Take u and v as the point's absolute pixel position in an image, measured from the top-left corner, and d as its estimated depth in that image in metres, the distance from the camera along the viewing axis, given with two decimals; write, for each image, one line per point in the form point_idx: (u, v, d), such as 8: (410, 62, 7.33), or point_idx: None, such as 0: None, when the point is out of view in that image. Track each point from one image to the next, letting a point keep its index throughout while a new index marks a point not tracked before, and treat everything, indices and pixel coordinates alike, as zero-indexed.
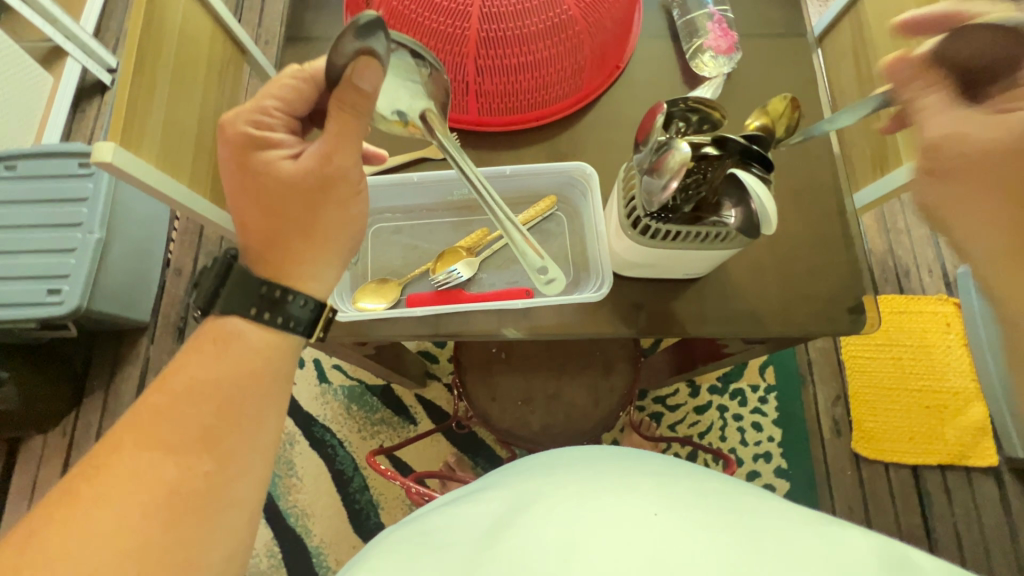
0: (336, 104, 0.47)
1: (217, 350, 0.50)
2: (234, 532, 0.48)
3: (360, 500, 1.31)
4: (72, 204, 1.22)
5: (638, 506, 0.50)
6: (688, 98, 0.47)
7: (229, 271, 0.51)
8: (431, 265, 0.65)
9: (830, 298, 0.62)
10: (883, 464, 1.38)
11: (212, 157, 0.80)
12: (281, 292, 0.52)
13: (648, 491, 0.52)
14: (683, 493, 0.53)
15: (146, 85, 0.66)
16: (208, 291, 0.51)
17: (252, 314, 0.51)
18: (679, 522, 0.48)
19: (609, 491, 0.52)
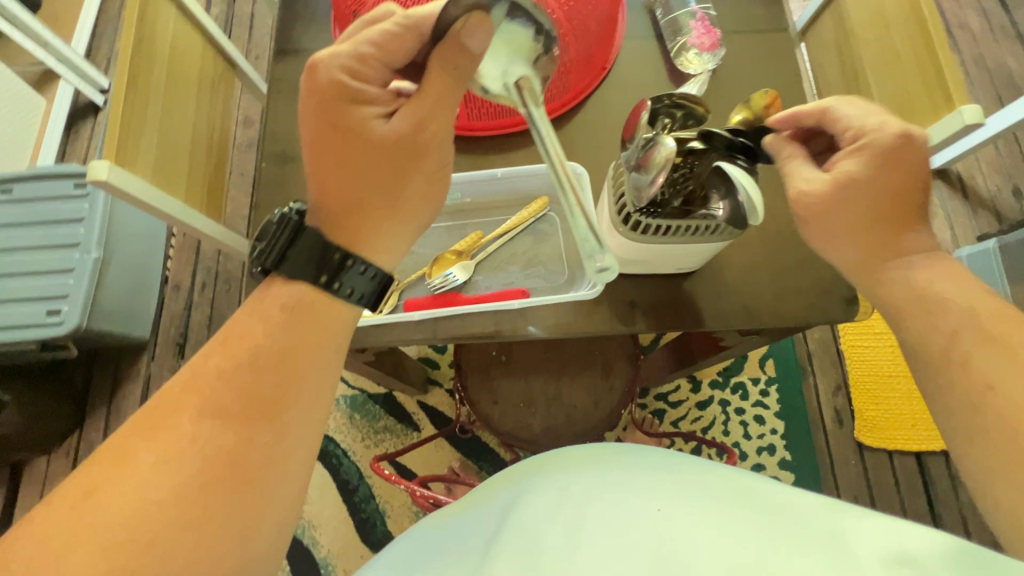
0: (441, 63, 0.46)
1: (285, 317, 0.47)
2: (276, 526, 0.44)
3: (366, 509, 1.31)
4: (69, 225, 1.23)
5: (639, 503, 0.49)
6: (672, 93, 0.47)
7: (299, 232, 0.48)
8: (426, 270, 0.66)
9: (823, 287, 0.63)
10: (887, 452, 1.38)
11: (206, 172, 0.81)
12: (348, 258, 0.49)
13: (650, 484, 0.51)
14: (686, 481, 0.52)
15: (139, 103, 0.66)
16: (273, 249, 0.48)
17: (315, 279, 0.48)
18: (681, 518, 0.47)
19: (610, 490, 0.51)
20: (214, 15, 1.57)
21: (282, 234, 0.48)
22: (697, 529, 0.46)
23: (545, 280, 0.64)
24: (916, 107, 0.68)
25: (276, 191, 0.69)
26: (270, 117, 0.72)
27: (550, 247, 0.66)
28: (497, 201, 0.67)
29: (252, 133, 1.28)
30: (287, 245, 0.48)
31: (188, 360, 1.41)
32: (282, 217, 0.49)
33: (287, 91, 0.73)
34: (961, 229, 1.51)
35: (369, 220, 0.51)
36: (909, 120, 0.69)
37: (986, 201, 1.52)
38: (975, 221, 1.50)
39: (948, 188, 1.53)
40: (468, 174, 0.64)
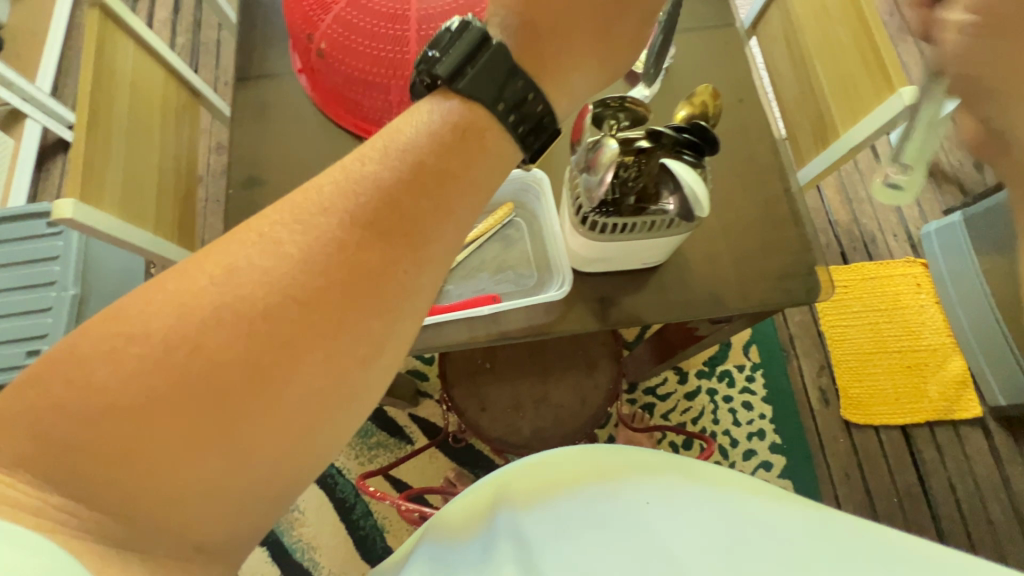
0: None
1: (455, 142, 0.38)
2: None
3: (364, 526, 1.31)
4: (44, 264, 1.22)
5: (634, 506, 0.47)
6: (615, 96, 0.49)
7: (484, 47, 0.40)
8: None
9: (785, 270, 0.65)
10: (873, 427, 1.41)
11: (176, 201, 0.81)
12: (529, 92, 0.41)
13: (642, 482, 0.49)
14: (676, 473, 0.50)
15: (101, 138, 0.67)
16: (455, 61, 0.39)
17: (497, 106, 0.40)
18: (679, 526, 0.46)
19: (604, 494, 0.48)
20: (180, 44, 1.58)
21: (458, 51, 0.40)
22: (698, 536, 0.45)
23: (514, 284, 0.66)
24: (860, 92, 0.70)
25: (246, 216, 0.69)
26: (235, 142, 0.73)
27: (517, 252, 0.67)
28: None
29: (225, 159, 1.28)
30: (465, 61, 0.40)
31: None
32: (459, 27, 0.40)
33: (251, 116, 0.74)
34: (927, 205, 1.55)
35: (550, 44, 0.43)
36: (856, 105, 0.71)
37: (949, 175, 1.57)
38: (940, 196, 1.55)
39: None
40: None
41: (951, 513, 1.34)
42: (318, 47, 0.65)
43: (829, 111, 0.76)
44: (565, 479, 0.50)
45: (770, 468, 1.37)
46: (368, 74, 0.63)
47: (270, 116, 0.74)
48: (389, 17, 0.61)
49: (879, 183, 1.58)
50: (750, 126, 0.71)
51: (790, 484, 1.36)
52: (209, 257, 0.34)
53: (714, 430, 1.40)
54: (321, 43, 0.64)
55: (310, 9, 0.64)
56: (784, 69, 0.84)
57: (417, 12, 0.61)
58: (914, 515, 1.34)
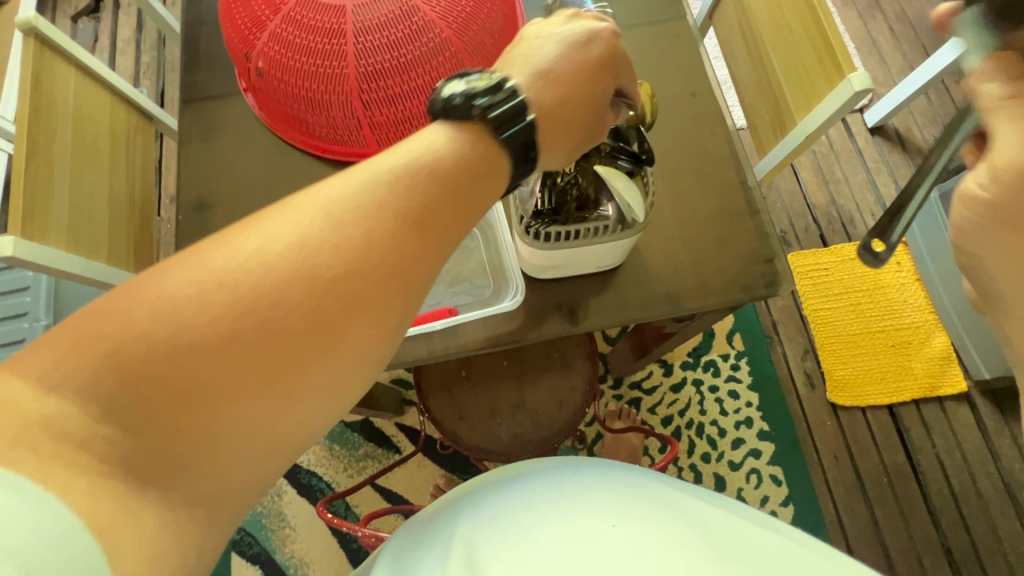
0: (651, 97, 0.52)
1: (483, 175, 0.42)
2: None
3: (356, 538, 1.30)
4: (13, 295, 1.20)
5: (599, 521, 0.50)
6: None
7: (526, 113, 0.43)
8: None
9: (743, 265, 0.64)
10: (860, 409, 1.41)
11: (131, 228, 0.80)
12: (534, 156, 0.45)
13: (605, 501, 0.52)
14: (639, 496, 0.54)
15: (43, 171, 0.65)
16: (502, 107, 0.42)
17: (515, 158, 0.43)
18: (636, 543, 0.47)
19: (569, 509, 0.51)
20: (144, 63, 1.56)
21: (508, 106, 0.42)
22: (654, 549, 0.47)
23: (471, 296, 0.65)
24: (811, 80, 0.70)
25: (197, 241, 0.68)
26: (183, 166, 0.71)
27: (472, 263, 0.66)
28: None
29: None
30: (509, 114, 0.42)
31: None
32: (511, 89, 0.43)
33: (199, 139, 0.72)
34: (904, 182, 1.55)
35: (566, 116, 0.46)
36: (809, 93, 0.70)
37: (924, 151, 1.56)
38: (916, 173, 1.55)
39: (885, 143, 1.58)
40: None
41: (940, 489, 1.35)
42: (257, 66, 0.63)
43: (785, 100, 0.75)
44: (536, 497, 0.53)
45: (759, 456, 1.37)
46: (307, 90, 0.62)
47: (218, 137, 0.72)
48: (325, 31, 0.59)
49: (855, 163, 1.57)
50: (704, 120, 0.70)
51: (779, 470, 1.36)
52: (209, 255, 0.34)
53: (701, 421, 1.40)
54: (259, 63, 0.63)
55: (246, 29, 0.63)
56: (741, 60, 0.84)
57: (353, 25, 0.59)
58: (904, 494, 1.35)
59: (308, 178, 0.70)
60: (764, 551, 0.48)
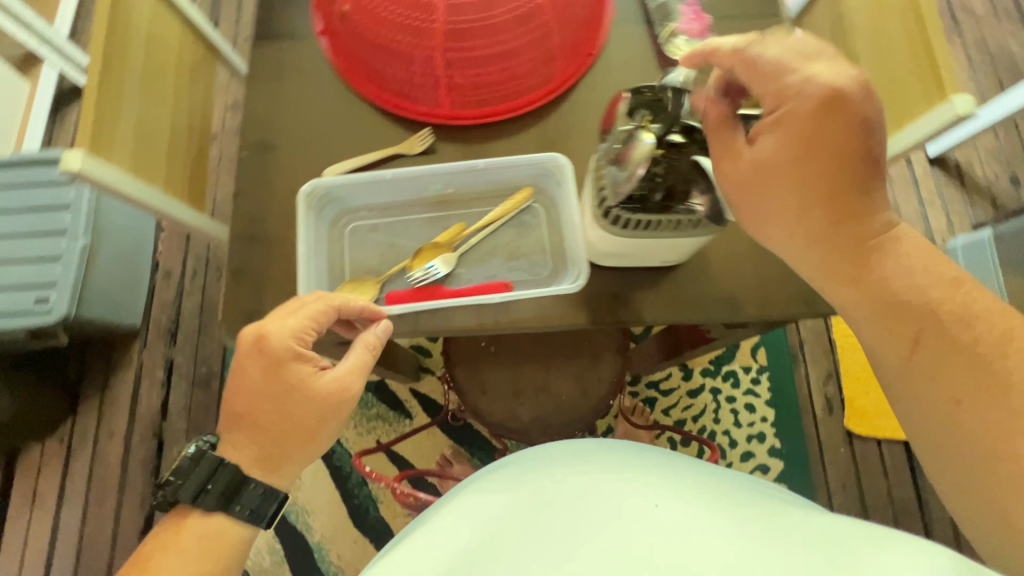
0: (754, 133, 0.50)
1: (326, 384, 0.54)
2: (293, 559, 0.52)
3: (359, 495, 1.32)
4: (54, 211, 1.21)
5: (638, 494, 0.51)
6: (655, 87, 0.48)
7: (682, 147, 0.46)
8: (408, 262, 0.64)
9: (808, 279, 0.62)
10: (876, 440, 1.39)
11: (187, 160, 0.79)
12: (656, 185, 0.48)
13: (641, 477, 0.53)
14: (671, 475, 0.55)
15: (113, 90, 0.64)
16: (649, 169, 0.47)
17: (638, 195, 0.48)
18: (682, 516, 0.48)
19: (608, 483, 0.52)
20: None
21: (201, 473, 0.51)
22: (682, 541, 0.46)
23: (527, 273, 0.64)
24: (909, 96, 0.66)
25: (257, 181, 0.67)
26: (249, 106, 0.70)
27: (533, 240, 0.65)
28: (481, 193, 0.66)
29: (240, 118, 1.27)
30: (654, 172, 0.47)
31: (179, 348, 1.41)
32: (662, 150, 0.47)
33: (267, 79, 0.71)
34: (957, 217, 1.48)
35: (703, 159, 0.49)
36: (900, 111, 0.67)
37: (984, 188, 1.50)
38: (972, 209, 1.49)
39: (945, 175, 1.52)
40: (449, 166, 0.62)
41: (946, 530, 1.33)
42: (340, 9, 0.61)
43: None
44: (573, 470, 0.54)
45: (766, 472, 1.36)
46: (389, 40, 0.60)
47: (287, 79, 0.71)
48: None
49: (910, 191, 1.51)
50: None
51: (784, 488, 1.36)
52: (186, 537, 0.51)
53: (713, 429, 1.39)
54: (342, 6, 0.61)
55: None
56: None
57: None
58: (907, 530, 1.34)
59: (373, 132, 0.68)
60: (795, 535, 0.46)
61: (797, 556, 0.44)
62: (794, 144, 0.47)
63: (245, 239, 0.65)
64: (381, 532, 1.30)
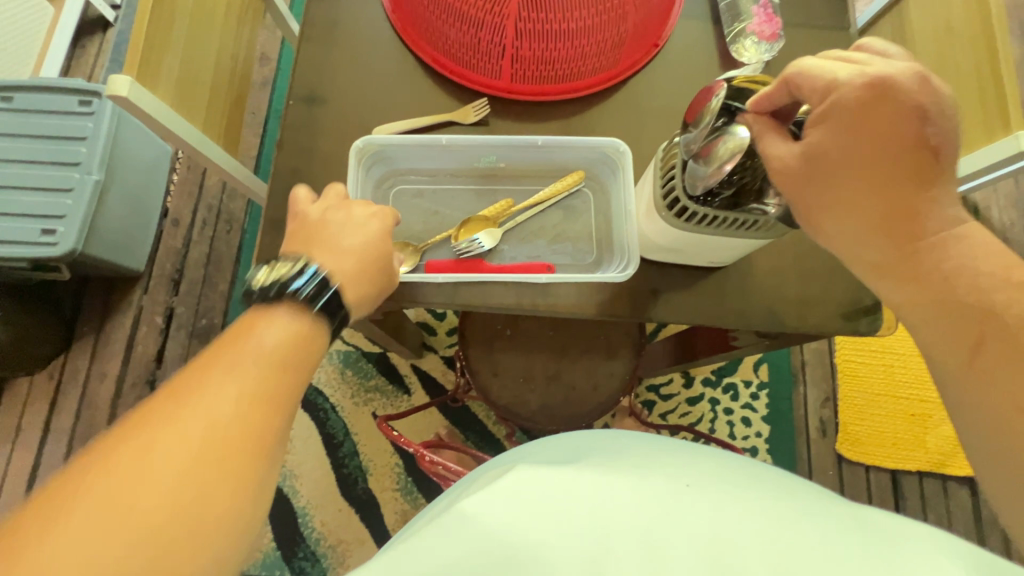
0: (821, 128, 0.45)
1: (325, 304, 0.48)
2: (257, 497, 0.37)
3: (349, 464, 1.31)
4: (70, 142, 1.18)
5: (673, 481, 0.43)
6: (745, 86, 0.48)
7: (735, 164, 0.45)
8: (453, 232, 0.63)
9: (847, 297, 0.62)
10: (864, 466, 1.41)
11: (226, 103, 0.77)
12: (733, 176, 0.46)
13: (670, 466, 0.46)
14: (709, 468, 0.47)
15: (165, 19, 0.62)
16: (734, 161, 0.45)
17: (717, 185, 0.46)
18: (719, 496, 0.41)
19: (634, 471, 0.44)
20: None
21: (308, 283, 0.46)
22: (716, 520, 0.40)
23: (570, 257, 0.63)
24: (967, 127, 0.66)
25: (303, 132, 0.65)
26: (301, 54, 0.68)
27: (579, 225, 0.64)
28: (532, 170, 0.65)
29: (270, 70, 1.24)
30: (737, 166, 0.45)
31: (181, 297, 1.38)
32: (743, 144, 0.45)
33: (321, 29, 0.69)
34: None
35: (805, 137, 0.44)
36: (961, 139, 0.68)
37: (998, 232, 1.52)
38: None
39: None
40: (506, 139, 0.61)
41: None
42: None
43: None
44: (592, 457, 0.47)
45: None
46: (461, 3, 0.59)
47: (343, 31, 0.69)
48: None
49: None
50: None
51: None
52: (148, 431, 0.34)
53: None
54: None
55: None
56: None
57: None
58: None
59: (425, 96, 0.67)
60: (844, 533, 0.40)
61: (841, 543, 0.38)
62: (842, 131, 0.43)
63: (285, 189, 0.63)
64: (368, 503, 1.29)
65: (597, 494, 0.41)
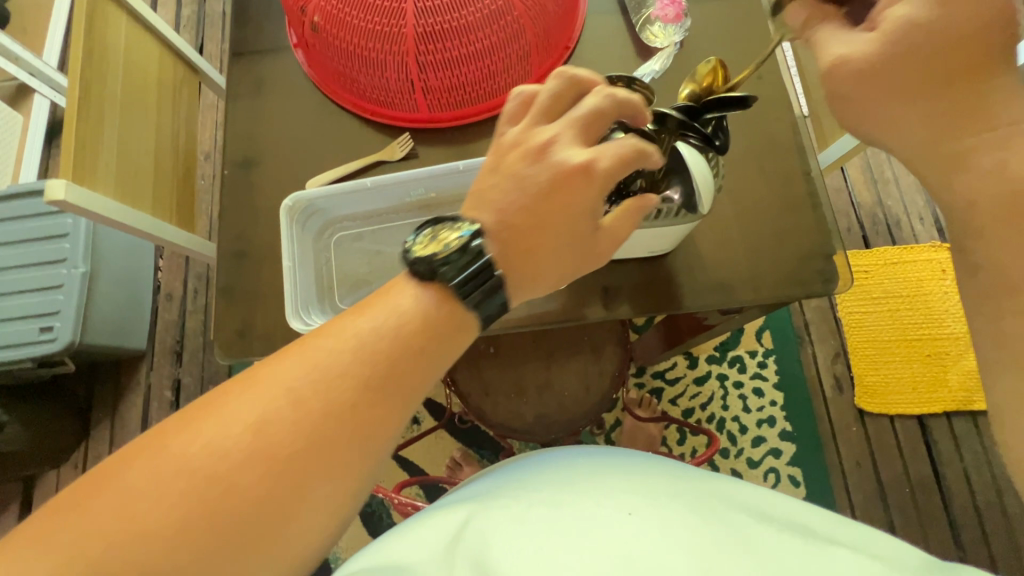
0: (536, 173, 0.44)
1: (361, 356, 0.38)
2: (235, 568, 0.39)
3: (372, 503, 1.32)
4: (52, 241, 1.22)
5: (616, 509, 0.45)
6: (623, 76, 0.47)
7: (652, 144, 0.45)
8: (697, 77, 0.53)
9: (799, 260, 0.62)
10: (888, 417, 1.37)
11: (174, 181, 0.80)
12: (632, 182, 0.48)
13: (623, 487, 0.48)
14: (695, 503, 0.46)
15: (93, 118, 0.65)
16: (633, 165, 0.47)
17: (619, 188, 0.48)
18: (660, 519, 0.44)
19: (585, 499, 0.46)
20: (185, 16, 1.51)
21: (469, 264, 0.42)
22: (665, 542, 0.42)
23: None
24: None
25: (243, 198, 0.67)
26: (231, 119, 0.70)
27: None
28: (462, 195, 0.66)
29: None
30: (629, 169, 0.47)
31: (185, 367, 1.42)
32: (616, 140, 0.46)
33: (247, 95, 0.71)
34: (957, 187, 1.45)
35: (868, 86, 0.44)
36: None
37: None
38: None
39: None
40: (429, 170, 0.62)
41: (964, 504, 1.31)
42: (312, 21, 0.62)
43: None
44: (563, 479, 0.50)
45: (779, 456, 1.34)
46: (364, 50, 0.60)
47: (267, 93, 0.71)
48: None
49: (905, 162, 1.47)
50: (769, 107, 0.67)
51: (798, 471, 1.34)
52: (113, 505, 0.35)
53: (722, 416, 1.38)
54: (313, 18, 0.61)
55: None
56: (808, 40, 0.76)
57: None
58: (926, 506, 1.31)
59: (355, 141, 0.69)
60: (782, 545, 0.42)
61: (771, 559, 0.41)
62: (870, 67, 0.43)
63: (232, 255, 0.65)
64: None
65: (536, 524, 0.44)
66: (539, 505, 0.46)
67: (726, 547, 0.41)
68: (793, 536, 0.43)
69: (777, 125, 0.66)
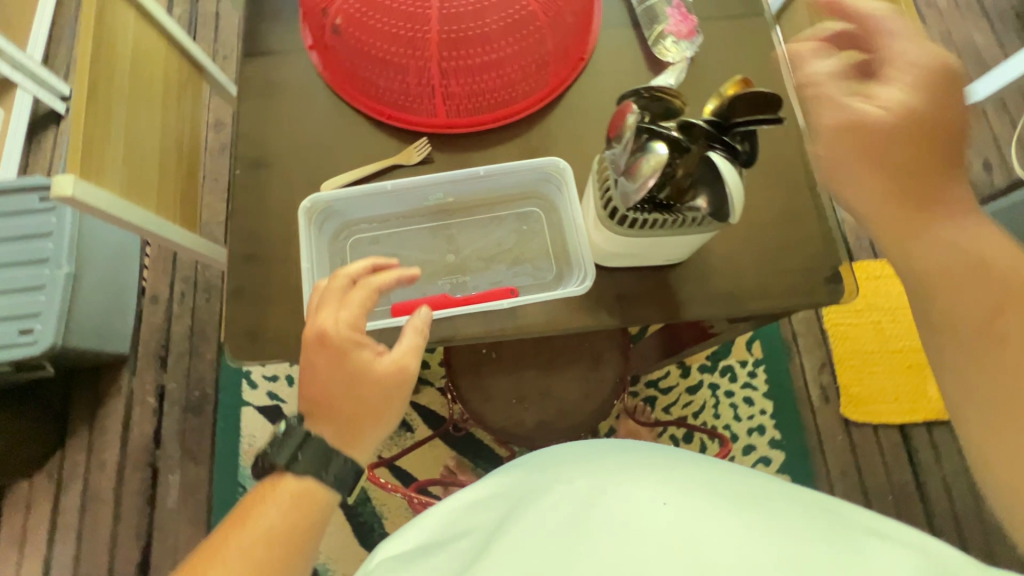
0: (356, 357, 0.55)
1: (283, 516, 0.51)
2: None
3: (363, 512, 1.29)
4: (35, 239, 1.17)
5: (648, 499, 0.45)
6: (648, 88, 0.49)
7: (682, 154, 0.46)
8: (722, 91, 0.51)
9: (806, 270, 0.64)
10: (872, 426, 1.41)
11: (177, 181, 0.79)
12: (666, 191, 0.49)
13: (652, 477, 0.48)
14: (725, 494, 0.47)
15: (100, 114, 0.64)
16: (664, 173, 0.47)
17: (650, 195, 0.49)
18: (694, 510, 0.44)
19: (617, 492, 0.47)
20: (178, 15, 1.49)
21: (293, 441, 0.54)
22: (699, 530, 0.42)
23: (531, 278, 0.66)
24: None
25: (254, 199, 0.66)
26: (241, 119, 0.69)
27: (535, 244, 0.67)
28: (479, 200, 0.67)
29: (223, 137, 1.30)
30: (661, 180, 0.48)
31: (169, 373, 1.38)
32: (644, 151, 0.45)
33: (258, 96, 0.70)
34: None
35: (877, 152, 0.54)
36: None
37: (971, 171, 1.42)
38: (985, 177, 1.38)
39: None
40: (449, 175, 0.63)
41: (944, 510, 1.35)
42: (332, 23, 0.62)
43: None
44: (593, 469, 0.50)
45: (769, 464, 1.37)
46: (385, 52, 0.61)
47: (279, 94, 0.70)
48: None
49: None
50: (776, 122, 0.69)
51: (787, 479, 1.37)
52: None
53: (714, 424, 1.40)
54: (334, 20, 0.61)
55: None
56: None
57: None
58: (908, 512, 1.35)
59: (369, 144, 0.68)
60: (814, 531, 0.43)
61: (808, 544, 0.41)
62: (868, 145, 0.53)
63: (242, 257, 0.64)
64: None
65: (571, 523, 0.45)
66: (571, 502, 0.46)
67: (763, 538, 0.42)
68: (820, 521, 0.45)
69: (782, 141, 0.69)
